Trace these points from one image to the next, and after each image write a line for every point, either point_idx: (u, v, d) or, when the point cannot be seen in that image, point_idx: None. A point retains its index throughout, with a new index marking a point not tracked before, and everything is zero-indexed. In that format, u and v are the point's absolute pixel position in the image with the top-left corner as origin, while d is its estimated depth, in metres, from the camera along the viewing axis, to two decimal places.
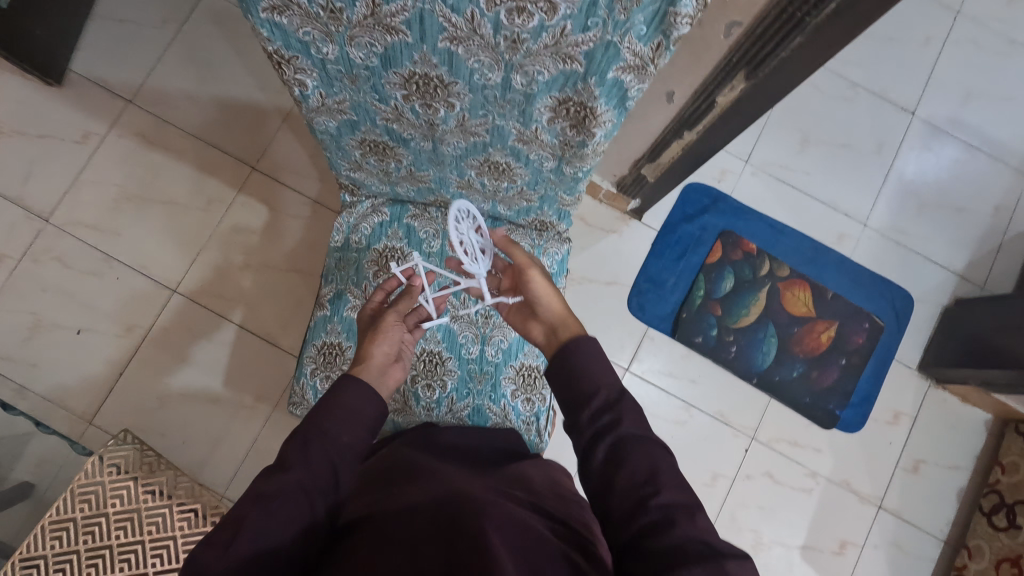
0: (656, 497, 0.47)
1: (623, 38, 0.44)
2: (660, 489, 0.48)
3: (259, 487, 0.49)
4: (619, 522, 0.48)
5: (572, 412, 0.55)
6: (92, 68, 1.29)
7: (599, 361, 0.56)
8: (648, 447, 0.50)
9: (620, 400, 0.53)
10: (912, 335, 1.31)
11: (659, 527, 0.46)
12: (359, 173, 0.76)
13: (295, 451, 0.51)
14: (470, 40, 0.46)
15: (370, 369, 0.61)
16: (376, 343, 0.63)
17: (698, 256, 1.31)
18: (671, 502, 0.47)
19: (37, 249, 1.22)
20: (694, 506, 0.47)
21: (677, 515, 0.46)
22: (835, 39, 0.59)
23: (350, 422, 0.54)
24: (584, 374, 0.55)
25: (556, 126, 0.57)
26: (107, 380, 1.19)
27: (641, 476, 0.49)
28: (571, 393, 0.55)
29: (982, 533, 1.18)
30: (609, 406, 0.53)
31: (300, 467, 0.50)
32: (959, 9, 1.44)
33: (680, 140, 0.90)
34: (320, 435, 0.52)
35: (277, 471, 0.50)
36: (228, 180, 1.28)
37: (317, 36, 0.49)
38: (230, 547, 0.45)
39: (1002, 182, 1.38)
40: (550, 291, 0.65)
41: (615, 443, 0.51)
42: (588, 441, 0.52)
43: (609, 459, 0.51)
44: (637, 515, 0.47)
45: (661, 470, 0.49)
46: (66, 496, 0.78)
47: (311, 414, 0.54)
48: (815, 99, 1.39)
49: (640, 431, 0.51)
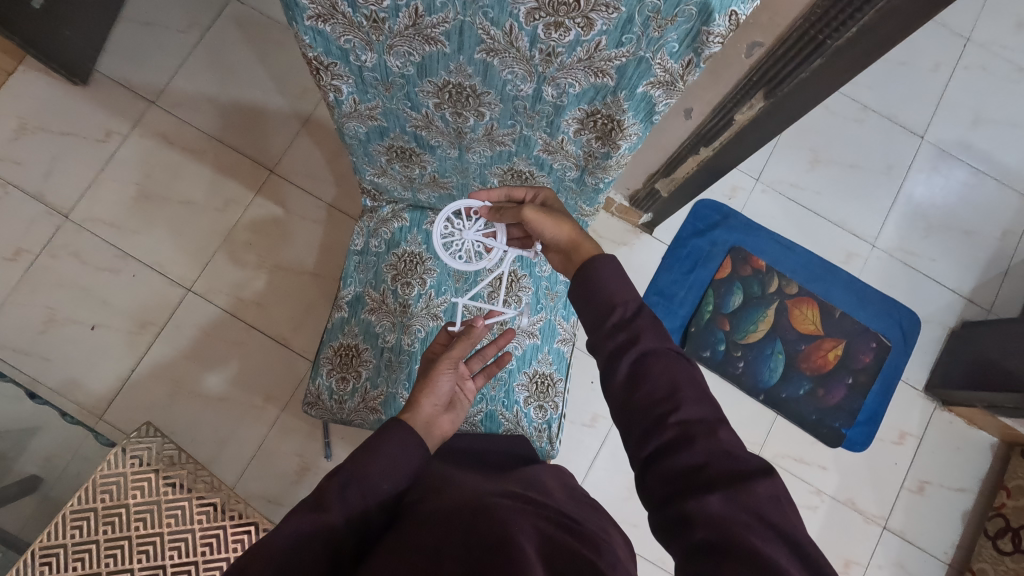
0: (675, 415, 0.49)
1: (655, 54, 0.46)
2: (681, 405, 0.49)
3: (295, 524, 0.49)
4: (640, 441, 0.50)
5: (591, 331, 0.55)
6: (117, 69, 1.32)
7: (617, 278, 0.56)
8: (667, 366, 0.51)
9: (637, 317, 0.54)
10: (918, 355, 1.32)
11: (679, 445, 0.47)
12: (383, 178, 0.78)
13: (334, 491, 0.52)
14: (506, 52, 0.48)
15: (418, 423, 0.61)
16: (425, 396, 0.63)
17: (707, 271, 1.32)
18: (691, 419, 0.48)
19: (55, 245, 1.24)
20: (713, 421, 0.48)
21: (696, 430, 0.47)
22: (855, 61, 0.61)
23: (390, 469, 0.55)
24: (602, 291, 0.56)
25: (582, 137, 0.58)
26: (119, 376, 1.20)
27: (662, 394, 0.50)
28: (590, 313, 0.56)
29: (987, 557, 1.18)
30: (626, 322, 0.54)
31: (337, 508, 0.51)
32: (968, 36, 1.47)
33: (696, 155, 0.91)
34: (360, 481, 0.53)
35: (315, 508, 0.51)
36: (246, 182, 1.30)
37: (357, 44, 0.51)
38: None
39: (1010, 207, 1.39)
40: (548, 219, 0.62)
41: (637, 360, 0.52)
42: (608, 358, 0.53)
43: (631, 375, 0.51)
44: (658, 432, 0.49)
45: (680, 387, 0.50)
46: (87, 486, 0.79)
47: (353, 455, 0.55)
48: (826, 119, 1.42)
49: (658, 347, 0.52)
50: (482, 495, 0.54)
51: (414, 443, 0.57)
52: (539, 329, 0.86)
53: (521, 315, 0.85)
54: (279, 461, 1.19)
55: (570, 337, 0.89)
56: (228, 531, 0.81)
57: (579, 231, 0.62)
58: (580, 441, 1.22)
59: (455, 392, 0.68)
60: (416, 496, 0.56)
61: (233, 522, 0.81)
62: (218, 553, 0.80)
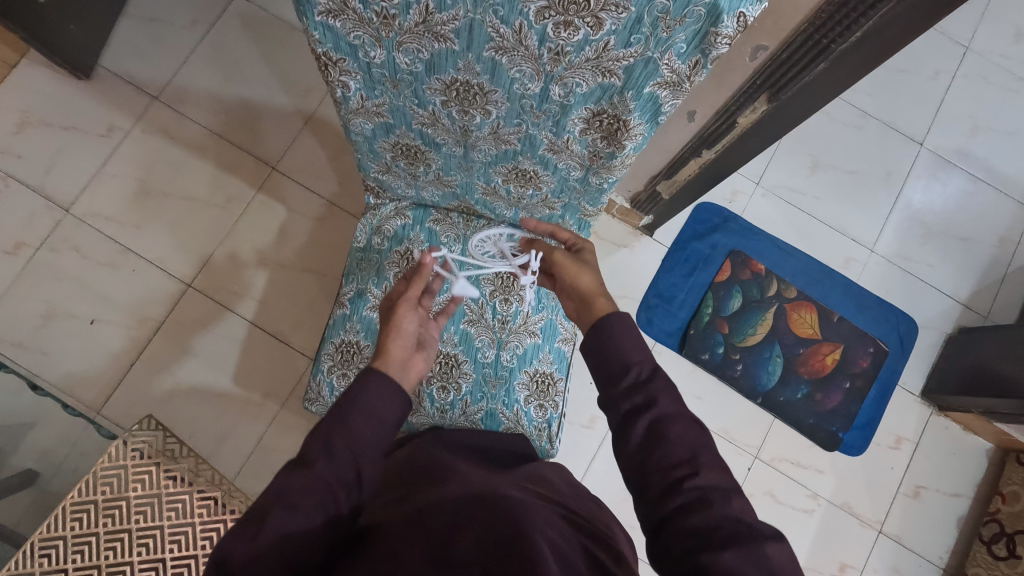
0: (692, 478, 0.49)
1: (662, 54, 0.46)
2: (698, 470, 0.50)
3: (283, 483, 0.50)
4: (655, 501, 0.50)
5: (606, 390, 0.57)
6: (121, 65, 1.32)
7: (632, 338, 0.59)
8: (684, 429, 0.52)
9: (652, 379, 0.56)
10: (915, 361, 1.33)
11: (694, 508, 0.48)
12: (387, 175, 0.78)
13: (318, 445, 0.52)
14: (515, 51, 0.48)
15: (392, 365, 0.59)
16: (392, 339, 0.62)
17: (707, 274, 1.33)
18: (707, 483, 0.49)
19: (56, 239, 1.24)
20: (728, 488, 0.49)
21: (712, 496, 0.48)
22: (858, 66, 0.62)
23: (373, 418, 0.54)
24: (617, 350, 0.58)
25: (588, 137, 0.59)
26: (118, 371, 1.20)
27: (679, 457, 0.51)
28: (605, 371, 0.58)
29: (982, 562, 1.18)
30: (641, 384, 0.56)
31: (325, 463, 0.51)
32: (968, 45, 1.48)
33: (698, 158, 0.92)
34: (344, 433, 0.53)
35: (301, 465, 0.51)
36: (248, 179, 1.30)
37: (366, 41, 0.51)
38: (256, 541, 0.47)
39: (1008, 215, 1.41)
40: (577, 268, 0.68)
41: (652, 422, 0.53)
42: (625, 418, 0.55)
43: (647, 437, 0.53)
44: (674, 494, 0.49)
45: (696, 451, 0.51)
46: (87, 479, 0.79)
47: (334, 408, 0.54)
48: (826, 125, 1.43)
49: (674, 410, 0.53)
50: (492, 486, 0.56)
51: (392, 390, 0.56)
52: (541, 328, 0.86)
53: (523, 314, 0.85)
54: (278, 458, 1.18)
55: (570, 338, 0.89)
56: (229, 525, 0.81)
57: (599, 284, 0.66)
58: (579, 441, 1.22)
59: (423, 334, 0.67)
60: (425, 489, 0.57)
61: (233, 517, 0.81)
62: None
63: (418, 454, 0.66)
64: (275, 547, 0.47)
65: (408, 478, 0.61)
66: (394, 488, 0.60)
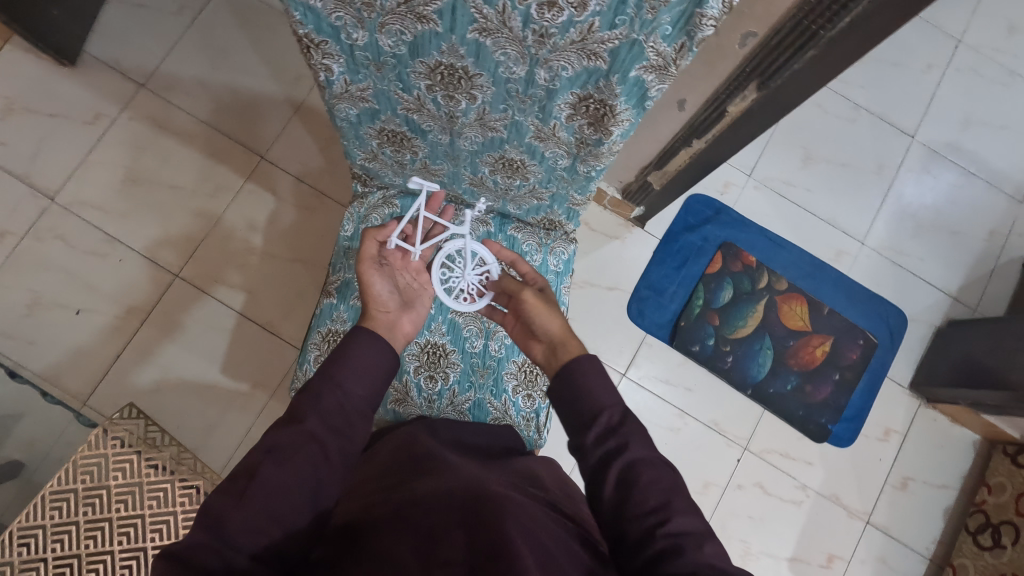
0: (666, 525, 0.50)
1: (648, 36, 0.45)
2: (671, 515, 0.50)
3: (276, 438, 0.51)
4: (632, 547, 0.50)
5: (578, 437, 0.57)
6: (107, 52, 1.30)
7: (602, 382, 0.59)
8: (656, 475, 0.53)
9: (624, 423, 0.56)
10: (904, 353, 1.33)
11: (669, 554, 0.48)
12: (374, 163, 0.77)
13: (309, 402, 0.53)
14: (499, 33, 0.47)
15: (378, 325, 0.66)
16: (373, 305, 0.68)
17: (698, 265, 1.33)
18: (680, 529, 0.50)
19: (41, 227, 1.22)
20: (700, 533, 0.50)
21: (685, 542, 0.49)
22: (846, 53, 0.62)
23: (359, 376, 0.57)
24: (589, 396, 0.58)
25: (575, 123, 0.58)
26: (104, 361, 1.19)
27: (652, 504, 0.51)
28: (576, 418, 0.58)
29: (967, 552, 1.20)
30: (613, 428, 0.56)
31: (315, 420, 0.52)
32: (960, 38, 1.48)
33: (689, 148, 0.91)
34: (333, 391, 0.55)
35: (292, 422, 0.52)
36: (237, 168, 1.29)
37: (348, 21, 0.51)
38: (244, 495, 0.47)
39: (998, 209, 1.41)
40: (549, 309, 0.68)
41: (624, 468, 0.53)
42: (597, 466, 0.55)
43: (619, 484, 0.53)
44: (648, 541, 0.49)
45: (669, 497, 0.51)
46: (68, 467, 0.79)
47: (324, 367, 0.56)
48: (818, 117, 1.42)
49: (646, 455, 0.54)
50: (481, 482, 0.55)
51: (380, 347, 0.59)
52: None
53: None
54: None
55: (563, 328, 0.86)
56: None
57: (568, 329, 0.67)
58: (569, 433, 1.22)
59: (411, 296, 0.74)
60: (411, 482, 0.56)
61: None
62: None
63: (407, 443, 0.66)
64: (263, 506, 0.48)
65: (395, 470, 0.61)
66: (380, 480, 0.60)
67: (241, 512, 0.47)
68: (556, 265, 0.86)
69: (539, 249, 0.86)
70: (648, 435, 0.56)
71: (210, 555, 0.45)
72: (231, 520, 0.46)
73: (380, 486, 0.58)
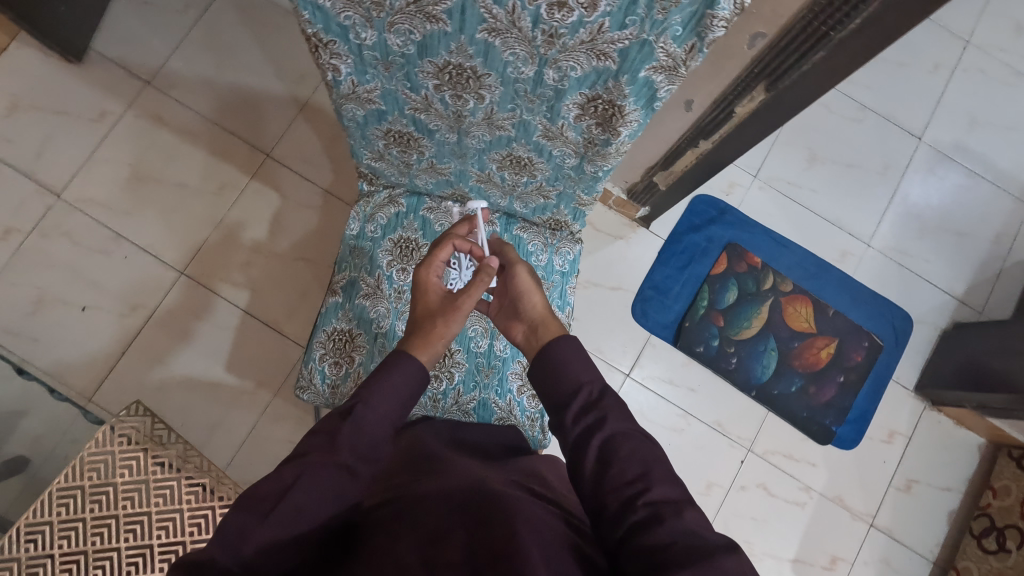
0: (644, 495, 0.50)
1: (659, 36, 0.45)
2: (649, 485, 0.50)
3: (309, 464, 0.50)
4: (611, 519, 0.50)
5: (558, 415, 0.58)
6: (113, 49, 1.30)
7: (579, 358, 0.60)
8: (635, 447, 0.53)
9: (602, 398, 0.57)
10: (910, 355, 1.33)
11: (648, 522, 0.48)
12: (380, 162, 0.77)
13: (347, 431, 0.52)
14: (509, 33, 0.47)
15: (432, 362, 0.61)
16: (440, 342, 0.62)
17: (703, 266, 1.33)
18: (659, 498, 0.50)
19: (47, 224, 1.22)
20: (679, 501, 0.50)
21: (664, 510, 0.48)
22: (856, 55, 0.61)
23: (397, 409, 0.56)
24: (566, 373, 0.59)
25: (583, 123, 0.58)
26: (109, 358, 1.19)
27: (631, 475, 0.51)
28: (555, 396, 0.59)
29: (972, 555, 1.19)
30: (591, 404, 0.57)
31: (349, 451, 0.52)
32: (968, 39, 1.48)
33: (695, 148, 0.91)
34: (371, 422, 0.54)
35: (327, 450, 0.51)
36: (242, 166, 1.29)
37: (357, 21, 0.50)
38: (266, 518, 0.47)
39: (1005, 210, 1.40)
40: (533, 287, 0.68)
41: (603, 441, 0.54)
42: (576, 441, 0.55)
43: (599, 458, 0.53)
44: (628, 513, 0.49)
45: (647, 467, 0.52)
46: (74, 464, 0.79)
47: (366, 393, 0.55)
48: (824, 117, 1.42)
49: (624, 428, 0.54)
50: (485, 482, 0.55)
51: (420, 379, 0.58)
52: None
53: None
54: (270, 447, 1.18)
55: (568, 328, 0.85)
56: (216, 512, 0.81)
57: (550, 310, 0.66)
58: None
59: None
60: (415, 481, 0.56)
61: (222, 503, 0.81)
62: (206, 534, 0.80)
63: (411, 444, 0.66)
64: (283, 526, 0.47)
65: (399, 470, 0.61)
66: (384, 479, 0.60)
67: (260, 531, 0.46)
68: (562, 265, 0.86)
69: (544, 249, 0.85)
70: (626, 409, 0.56)
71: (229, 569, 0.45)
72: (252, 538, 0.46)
73: (384, 486, 0.58)
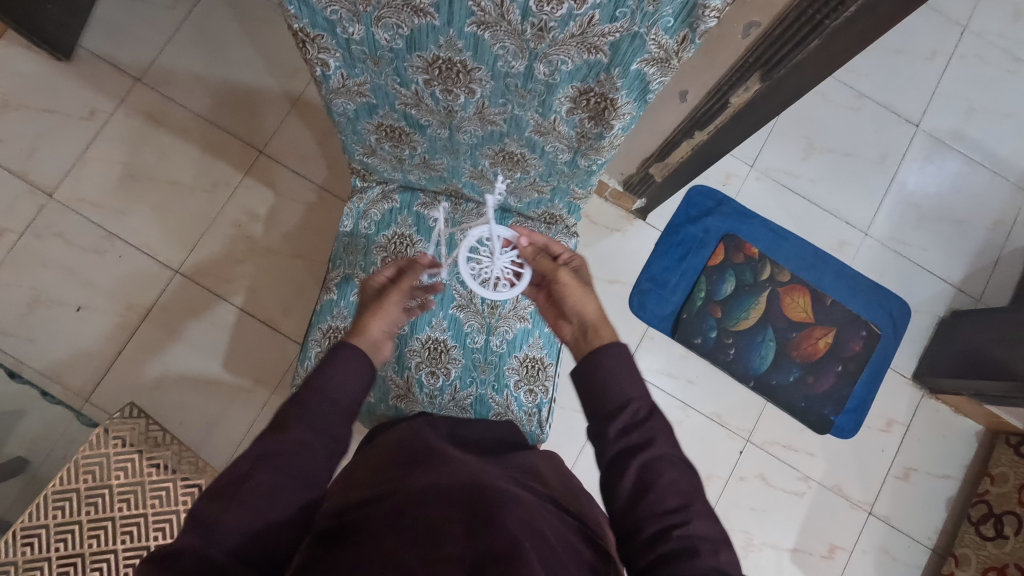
0: (683, 527, 0.50)
1: (649, 29, 0.45)
2: (689, 519, 0.51)
3: (264, 445, 0.51)
4: (644, 545, 0.51)
5: (598, 425, 0.57)
6: (103, 46, 1.29)
7: (627, 370, 0.59)
8: (676, 476, 0.53)
9: (648, 420, 0.56)
10: (908, 344, 1.33)
11: (683, 555, 0.49)
12: (372, 158, 0.76)
13: (295, 412, 0.54)
14: (498, 26, 0.47)
15: (365, 342, 0.64)
16: (376, 319, 0.66)
17: (700, 257, 1.32)
18: (696, 533, 0.50)
19: (39, 224, 1.21)
20: (716, 540, 0.51)
21: (700, 546, 0.49)
22: (850, 43, 0.61)
23: (343, 384, 0.57)
24: (613, 385, 0.58)
25: (575, 117, 0.57)
26: (105, 358, 1.19)
27: (671, 505, 0.52)
28: (600, 407, 0.58)
29: (970, 542, 1.20)
30: (635, 425, 0.56)
31: (301, 427, 0.53)
32: (966, 25, 1.46)
33: (691, 139, 0.90)
34: (319, 400, 0.55)
35: (279, 430, 0.53)
36: (235, 163, 1.28)
37: (344, 15, 0.50)
38: (233, 497, 0.48)
39: (1002, 197, 1.40)
40: (584, 294, 0.68)
41: (644, 465, 0.54)
42: (617, 460, 0.55)
43: (638, 481, 0.53)
44: (661, 541, 0.50)
45: (688, 499, 0.52)
46: (69, 467, 0.79)
47: (310, 377, 0.57)
48: (822, 106, 1.41)
49: (669, 453, 0.54)
50: (483, 477, 0.55)
51: (362, 358, 0.60)
52: (531, 313, 0.84)
53: (512, 299, 0.84)
54: None
55: None
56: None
57: (603, 314, 0.67)
58: (572, 426, 1.23)
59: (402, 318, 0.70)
60: (411, 476, 0.56)
61: None
62: None
63: (406, 439, 0.65)
64: (253, 506, 0.48)
65: (392, 464, 0.60)
66: (376, 472, 0.59)
67: (231, 512, 0.47)
68: None
69: None
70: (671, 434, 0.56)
71: (194, 555, 0.44)
72: (220, 518, 0.47)
73: (376, 480, 0.57)
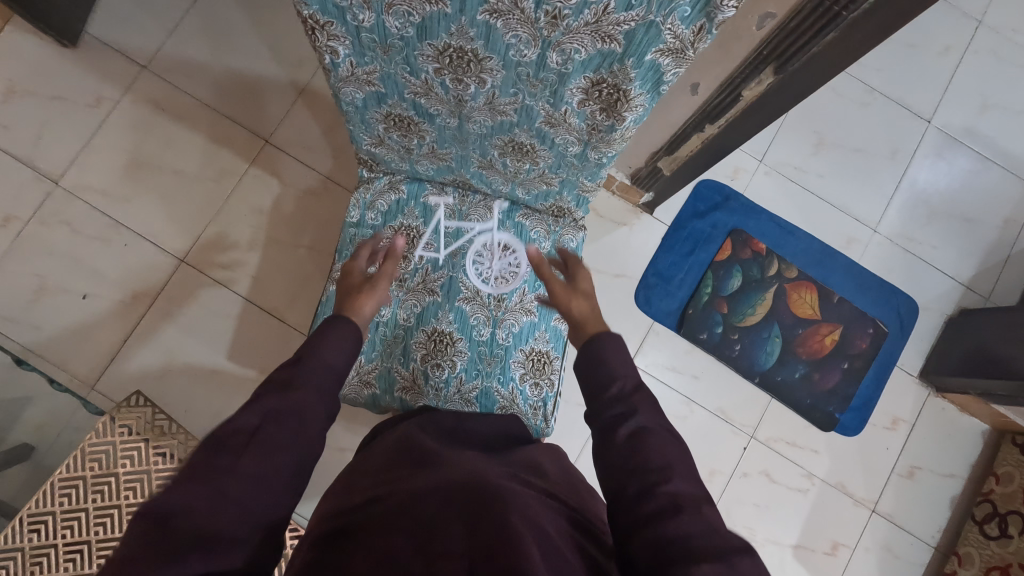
0: (666, 487, 0.49)
1: (666, 18, 0.44)
2: (673, 478, 0.50)
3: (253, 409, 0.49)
4: (631, 502, 0.50)
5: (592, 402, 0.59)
6: (109, 33, 1.28)
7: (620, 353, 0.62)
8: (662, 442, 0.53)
9: (636, 393, 0.57)
10: (915, 342, 1.32)
11: (668, 513, 0.47)
12: (380, 148, 0.76)
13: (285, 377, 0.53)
14: (511, 14, 0.46)
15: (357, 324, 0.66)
16: (364, 302, 0.68)
17: (707, 252, 1.31)
18: (681, 492, 0.49)
19: (45, 212, 1.21)
20: (700, 498, 0.49)
21: (684, 503, 0.48)
22: (867, 37, 0.60)
23: (334, 350, 0.58)
24: (605, 364, 0.60)
25: (586, 109, 0.57)
26: (111, 347, 1.19)
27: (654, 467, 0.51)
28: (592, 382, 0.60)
29: (973, 541, 1.19)
30: (625, 397, 0.57)
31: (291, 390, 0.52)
32: (981, 19, 1.44)
33: (701, 133, 0.89)
34: (309, 367, 0.55)
35: (268, 393, 0.51)
36: (241, 152, 1.27)
37: (354, 2, 0.49)
38: (220, 458, 0.45)
39: (1014, 195, 1.38)
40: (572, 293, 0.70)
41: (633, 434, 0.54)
42: (605, 428, 0.56)
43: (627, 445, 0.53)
44: (646, 502, 0.49)
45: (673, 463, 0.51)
46: (76, 454, 0.80)
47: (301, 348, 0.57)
48: (832, 100, 1.39)
49: (656, 423, 0.55)
50: (482, 475, 0.54)
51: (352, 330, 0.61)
52: (537, 307, 0.84)
53: (519, 293, 0.84)
54: None
55: None
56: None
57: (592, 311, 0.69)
58: (576, 420, 1.23)
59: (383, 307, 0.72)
60: (411, 477, 0.55)
61: None
62: None
63: (404, 439, 0.65)
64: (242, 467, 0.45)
65: (391, 465, 0.60)
66: (375, 474, 0.59)
67: (213, 477, 0.44)
68: None
69: (547, 236, 0.85)
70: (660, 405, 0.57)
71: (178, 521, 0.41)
72: (205, 481, 0.43)
73: (375, 480, 0.57)
